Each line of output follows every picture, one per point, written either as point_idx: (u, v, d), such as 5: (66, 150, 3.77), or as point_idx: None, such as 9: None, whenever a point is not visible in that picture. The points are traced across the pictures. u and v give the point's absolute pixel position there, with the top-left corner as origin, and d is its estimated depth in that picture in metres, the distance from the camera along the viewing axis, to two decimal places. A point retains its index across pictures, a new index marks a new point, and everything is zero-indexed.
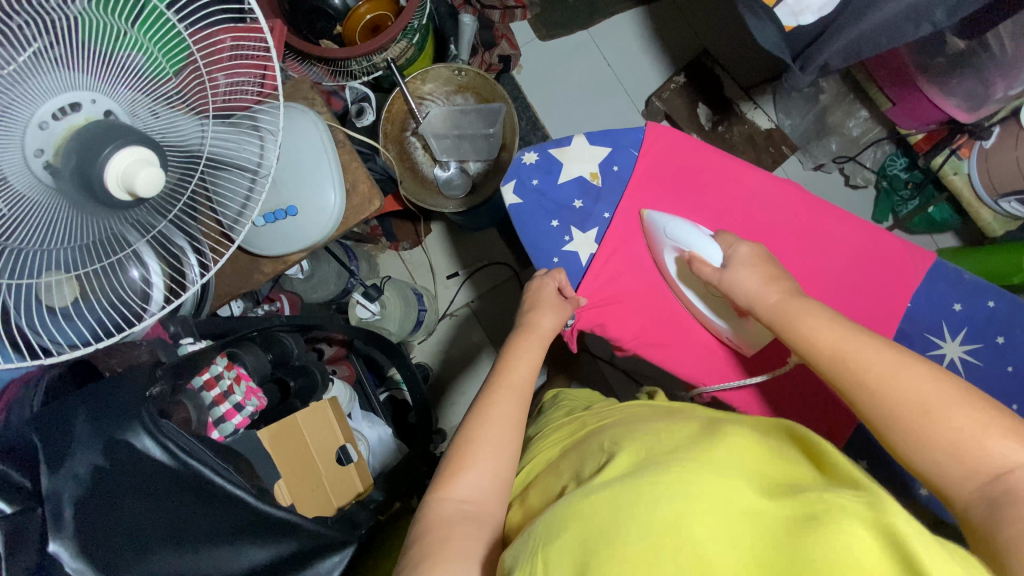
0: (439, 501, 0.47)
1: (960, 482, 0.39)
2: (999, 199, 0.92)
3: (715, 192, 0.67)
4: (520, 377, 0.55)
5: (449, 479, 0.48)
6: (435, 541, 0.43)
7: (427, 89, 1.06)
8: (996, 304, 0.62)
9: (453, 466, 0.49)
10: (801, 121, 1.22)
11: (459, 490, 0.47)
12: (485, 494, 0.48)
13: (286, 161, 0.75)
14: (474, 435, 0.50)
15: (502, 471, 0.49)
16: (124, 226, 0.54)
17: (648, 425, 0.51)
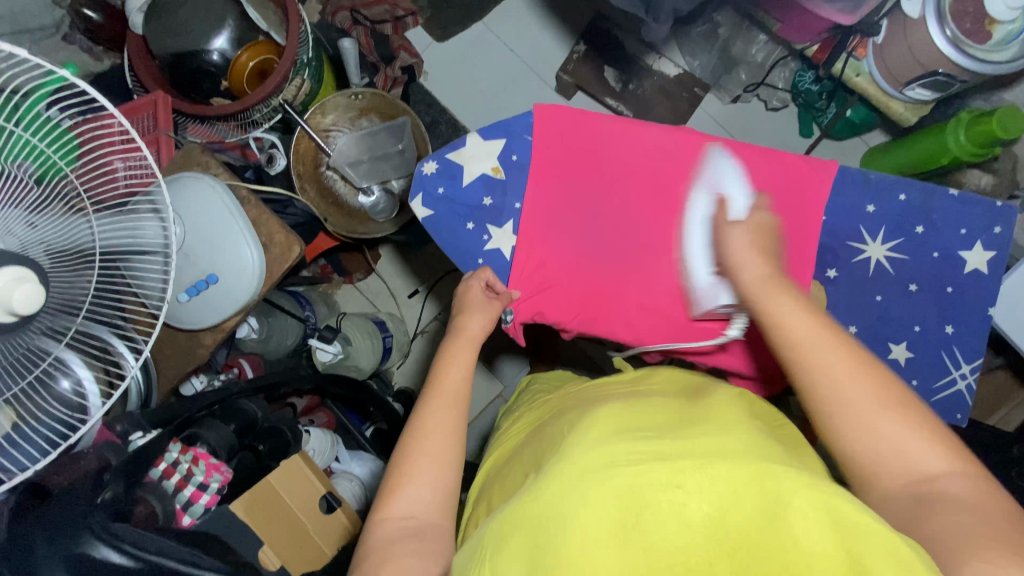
0: (380, 523, 0.49)
1: (883, 476, 0.44)
2: (905, 88, 0.94)
3: (615, 155, 0.67)
4: (456, 385, 0.56)
5: (389, 498, 0.50)
6: (377, 561, 0.46)
7: (330, 120, 1.05)
8: (908, 196, 0.63)
9: (393, 485, 0.51)
10: (707, 59, 1.23)
11: (397, 508, 0.49)
12: (426, 508, 0.49)
13: (195, 232, 0.74)
14: (412, 451, 0.52)
15: (442, 483, 0.51)
16: (36, 338, 0.54)
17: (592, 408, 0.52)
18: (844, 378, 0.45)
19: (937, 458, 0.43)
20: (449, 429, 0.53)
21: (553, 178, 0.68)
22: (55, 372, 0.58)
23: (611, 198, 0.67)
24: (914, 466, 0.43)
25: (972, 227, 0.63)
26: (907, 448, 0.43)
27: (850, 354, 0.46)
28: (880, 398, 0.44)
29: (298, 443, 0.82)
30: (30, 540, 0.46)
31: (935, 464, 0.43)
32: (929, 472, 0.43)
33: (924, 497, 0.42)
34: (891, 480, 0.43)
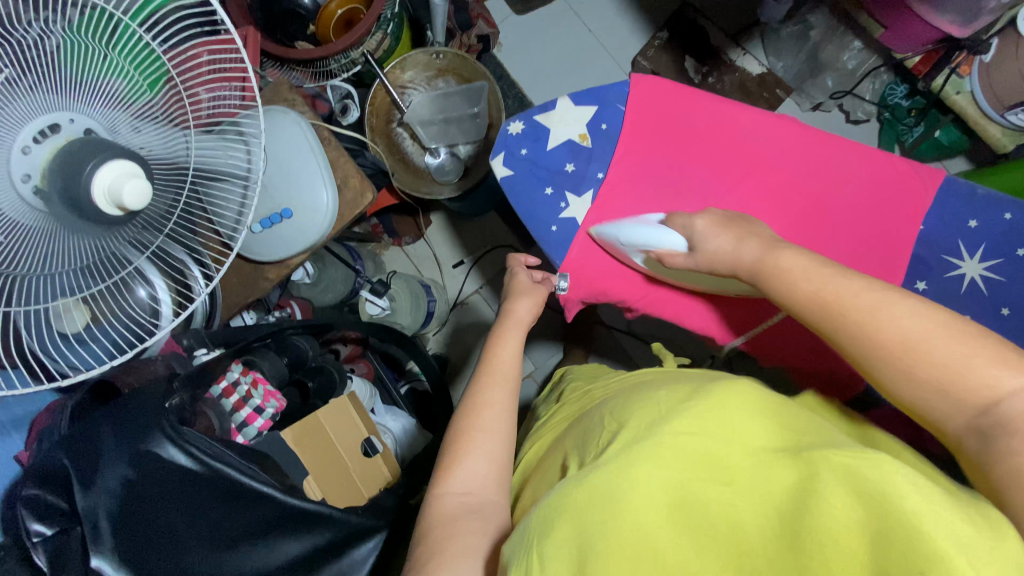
0: (440, 497, 0.48)
1: (948, 412, 0.37)
2: (1006, 112, 0.89)
3: (705, 135, 0.66)
4: (505, 362, 0.58)
5: (446, 475, 0.50)
6: (439, 536, 0.45)
7: (408, 77, 1.05)
8: (1014, 217, 0.58)
9: (449, 460, 0.51)
10: (793, 62, 1.19)
11: (457, 483, 0.49)
12: (484, 483, 0.49)
13: (276, 165, 0.75)
14: (465, 426, 0.52)
15: (497, 455, 0.51)
16: (122, 245, 0.54)
17: (647, 389, 0.52)
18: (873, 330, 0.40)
19: (1017, 377, 0.35)
20: (501, 404, 0.54)
21: (638, 151, 0.67)
22: (132, 281, 0.59)
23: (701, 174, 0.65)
24: (981, 388, 0.36)
25: None
26: (964, 366, 0.36)
27: (904, 313, 0.40)
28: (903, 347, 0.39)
29: (346, 385, 0.82)
30: (104, 427, 0.48)
31: (1011, 381, 0.35)
32: (998, 389, 0.35)
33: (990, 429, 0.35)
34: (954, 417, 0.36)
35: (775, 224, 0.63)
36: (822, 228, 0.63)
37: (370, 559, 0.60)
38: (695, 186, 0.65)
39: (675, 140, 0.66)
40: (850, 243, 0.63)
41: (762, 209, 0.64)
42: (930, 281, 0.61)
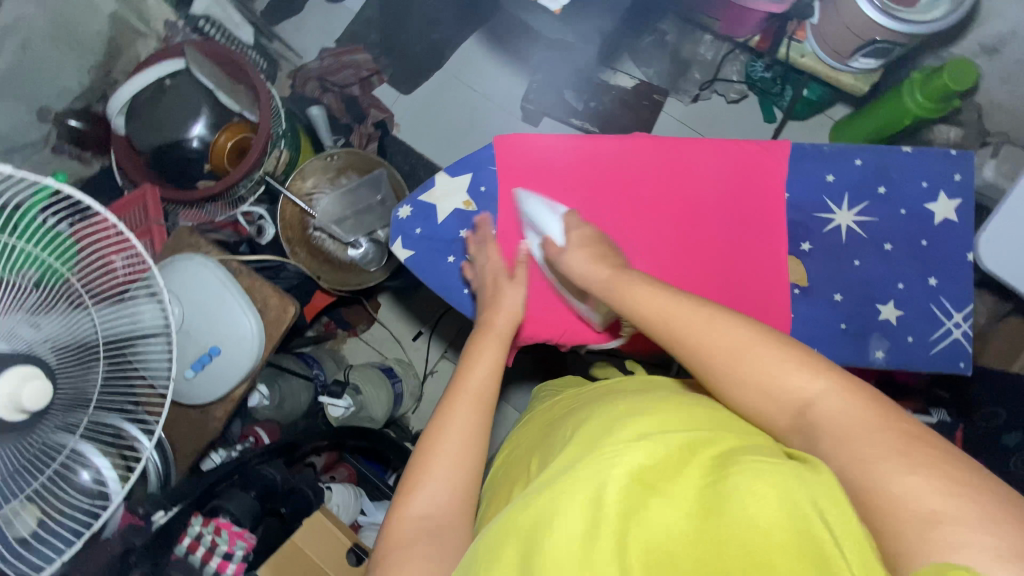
0: (403, 519, 0.48)
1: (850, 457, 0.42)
2: (850, 60, 0.95)
3: (573, 171, 0.69)
4: (479, 385, 0.55)
5: (408, 496, 0.49)
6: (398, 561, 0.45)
7: (310, 184, 1.09)
8: (863, 160, 0.65)
9: (412, 480, 0.50)
10: (661, 66, 1.28)
11: (418, 505, 0.49)
12: (446, 508, 0.49)
13: (193, 309, 0.77)
14: (433, 446, 0.51)
15: (462, 478, 0.50)
16: (50, 434, 0.56)
17: (600, 406, 0.54)
18: (771, 385, 0.46)
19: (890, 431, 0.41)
20: (471, 428, 0.52)
21: (519, 202, 0.70)
22: (72, 465, 0.59)
23: (580, 207, 0.69)
24: (877, 453, 0.41)
25: (934, 178, 0.65)
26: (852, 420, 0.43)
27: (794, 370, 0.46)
28: (806, 391, 0.45)
29: (320, 498, 0.80)
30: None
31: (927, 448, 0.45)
32: (888, 435, 0.42)
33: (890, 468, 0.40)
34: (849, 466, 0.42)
35: (657, 232, 0.67)
36: (700, 223, 0.67)
37: None
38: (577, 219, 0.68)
39: (547, 183, 0.70)
40: (731, 227, 0.66)
41: (644, 219, 0.68)
42: (812, 239, 0.65)
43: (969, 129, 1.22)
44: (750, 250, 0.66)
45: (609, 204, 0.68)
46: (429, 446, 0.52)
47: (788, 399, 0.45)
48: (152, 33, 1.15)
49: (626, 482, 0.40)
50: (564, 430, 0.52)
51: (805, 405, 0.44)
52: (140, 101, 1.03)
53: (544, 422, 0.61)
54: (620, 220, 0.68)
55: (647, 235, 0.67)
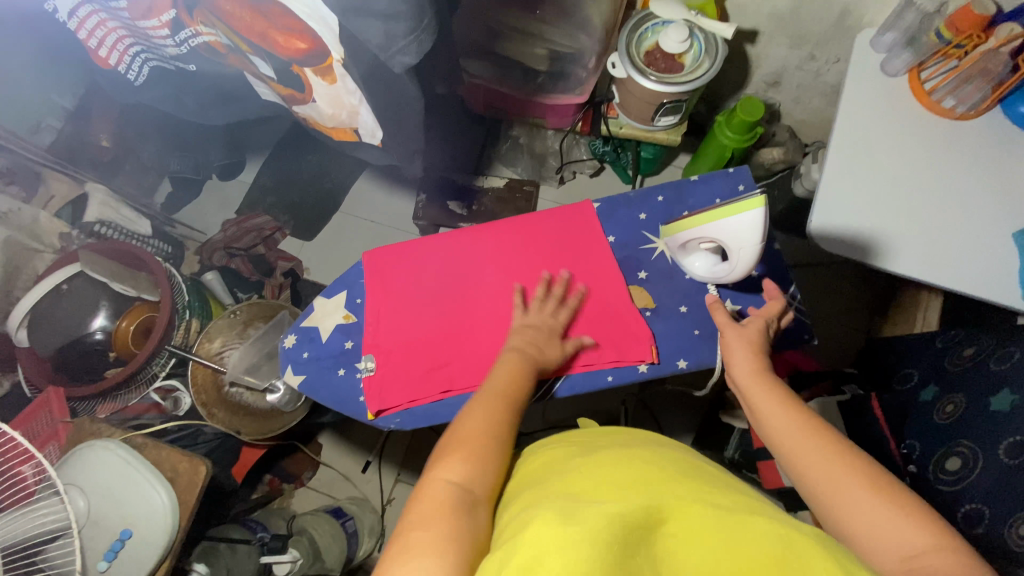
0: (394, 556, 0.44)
1: (880, 556, 0.46)
2: (654, 121, 1.14)
3: (435, 276, 0.78)
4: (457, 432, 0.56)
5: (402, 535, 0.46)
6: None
7: (219, 343, 1.13)
8: (663, 196, 0.80)
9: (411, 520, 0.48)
10: (523, 163, 1.47)
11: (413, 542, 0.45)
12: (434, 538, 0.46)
13: (99, 497, 0.76)
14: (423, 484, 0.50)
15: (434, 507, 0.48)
16: None
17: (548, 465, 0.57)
18: (837, 466, 0.52)
19: (926, 536, 0.46)
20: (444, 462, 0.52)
21: (384, 305, 0.77)
22: None
23: (435, 288, 0.77)
24: (902, 540, 0.46)
25: (724, 194, 0.79)
26: (894, 521, 0.47)
27: (860, 467, 0.52)
28: (874, 491, 0.49)
29: None
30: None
31: (921, 540, 0.46)
32: (914, 545, 0.46)
33: (913, 572, 0.44)
34: (889, 564, 0.46)
35: (504, 289, 0.77)
36: (535, 267, 0.78)
37: None
38: (427, 306, 0.76)
39: (412, 266, 0.79)
40: (565, 264, 0.77)
41: (502, 274, 0.77)
42: (646, 268, 0.78)
43: (788, 146, 1.42)
44: (566, 262, 0.78)
45: (458, 290, 0.77)
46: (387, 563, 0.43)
47: (866, 503, 0.49)
48: (49, 247, 1.22)
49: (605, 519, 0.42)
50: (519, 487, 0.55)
51: (863, 494, 0.50)
52: (41, 310, 1.07)
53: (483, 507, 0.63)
54: (484, 277, 0.77)
55: (507, 283, 0.77)
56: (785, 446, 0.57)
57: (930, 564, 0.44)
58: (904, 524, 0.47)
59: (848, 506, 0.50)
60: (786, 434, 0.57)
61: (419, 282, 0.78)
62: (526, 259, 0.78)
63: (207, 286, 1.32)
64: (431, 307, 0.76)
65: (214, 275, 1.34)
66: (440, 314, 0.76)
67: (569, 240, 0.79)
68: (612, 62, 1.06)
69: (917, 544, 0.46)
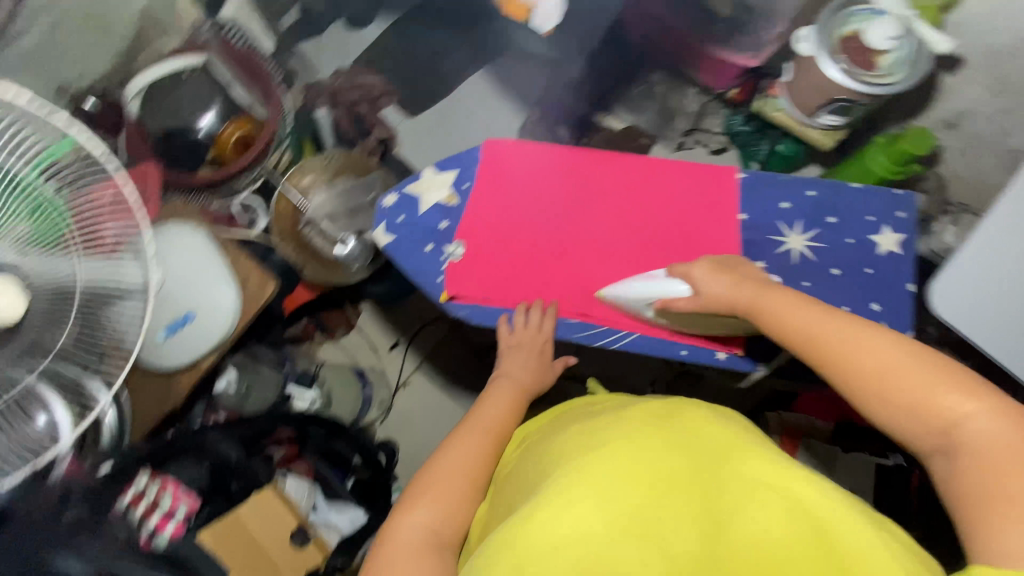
0: (398, 527, 0.51)
1: (919, 434, 0.50)
2: (815, 116, 1.04)
3: (553, 190, 0.76)
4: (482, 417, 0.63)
5: (405, 510, 0.53)
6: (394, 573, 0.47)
7: (308, 181, 1.13)
8: (816, 192, 0.73)
9: (410, 500, 0.54)
10: (649, 114, 1.38)
11: (415, 516, 0.52)
12: (438, 518, 0.52)
13: (173, 275, 0.79)
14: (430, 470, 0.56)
15: (440, 501, 0.53)
16: (13, 367, 0.59)
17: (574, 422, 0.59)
18: (865, 355, 0.52)
19: (972, 403, 0.48)
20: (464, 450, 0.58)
21: (494, 201, 0.76)
22: (30, 404, 0.61)
23: (548, 201, 0.76)
24: (945, 411, 0.48)
25: (879, 213, 0.72)
26: (936, 396, 0.49)
27: (891, 353, 0.52)
28: (927, 372, 0.50)
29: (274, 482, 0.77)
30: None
31: (963, 407, 0.48)
32: (955, 417, 0.48)
33: (952, 445, 0.47)
34: (925, 436, 0.49)
35: (616, 229, 0.74)
36: (656, 219, 0.74)
37: None
38: (535, 217, 0.76)
39: (534, 170, 0.77)
40: (687, 227, 0.73)
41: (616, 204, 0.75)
42: (767, 259, 0.71)
43: (933, 196, 1.29)
44: (688, 224, 0.73)
45: (571, 214, 0.75)
46: (400, 554, 0.49)
47: (913, 388, 0.50)
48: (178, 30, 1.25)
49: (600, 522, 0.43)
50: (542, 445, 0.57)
51: (905, 388, 0.50)
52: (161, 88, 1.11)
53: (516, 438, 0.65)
54: (598, 206, 0.75)
55: (620, 221, 0.75)
56: (807, 353, 0.56)
57: (967, 435, 0.47)
58: (949, 395, 0.49)
59: (885, 395, 0.51)
60: (812, 334, 0.56)
61: (535, 189, 0.77)
62: (650, 208, 0.75)
63: (314, 124, 1.32)
64: (539, 221, 0.75)
65: (322, 115, 1.32)
66: (546, 229, 0.75)
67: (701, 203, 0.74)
68: (800, 36, 0.97)
69: (963, 414, 0.47)
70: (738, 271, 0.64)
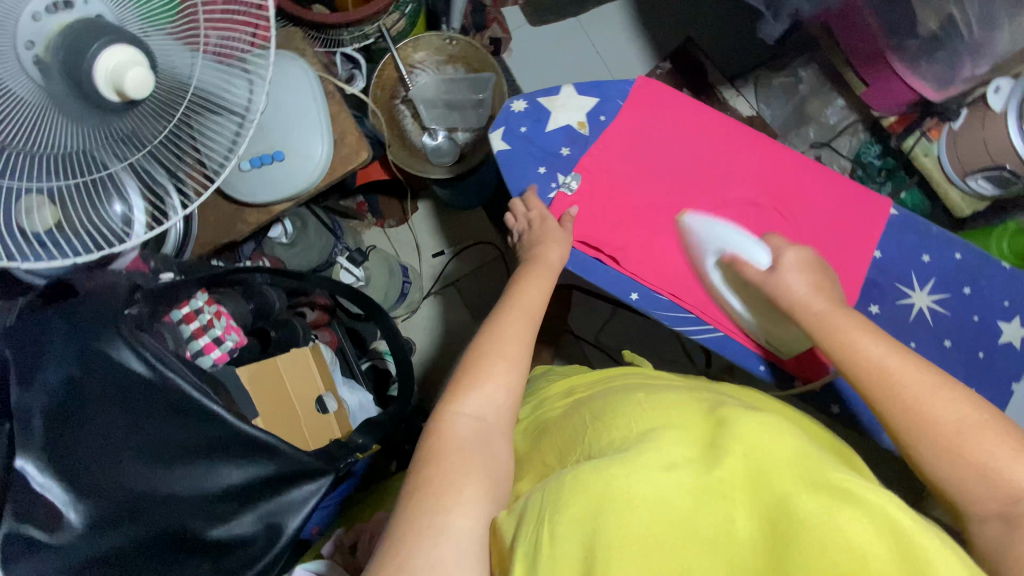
0: (448, 414, 0.49)
1: (979, 498, 0.44)
2: (966, 177, 0.95)
3: (688, 151, 0.76)
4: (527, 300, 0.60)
5: (457, 396, 0.50)
6: (441, 454, 0.45)
7: (419, 58, 1.07)
8: (962, 256, 0.71)
9: (461, 384, 0.52)
10: (780, 110, 1.25)
11: (467, 405, 0.50)
12: (492, 409, 0.50)
13: (273, 108, 0.75)
14: (480, 353, 0.54)
15: (492, 393, 0.51)
16: (102, 148, 0.55)
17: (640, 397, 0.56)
18: (932, 404, 0.47)
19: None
20: (515, 337, 0.56)
21: (627, 142, 0.75)
22: (108, 188, 0.59)
23: (681, 159, 0.75)
24: (1009, 481, 0.43)
25: (1015, 302, 0.70)
26: (1000, 460, 0.44)
27: (961, 405, 0.47)
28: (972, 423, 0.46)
29: (308, 343, 0.80)
30: (39, 307, 0.52)
31: None
32: (1018, 486, 0.42)
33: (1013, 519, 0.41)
34: (983, 503, 0.43)
35: (740, 208, 0.74)
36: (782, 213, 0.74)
37: (310, 502, 0.54)
38: (665, 170, 0.75)
39: (675, 126, 0.76)
40: (813, 231, 0.73)
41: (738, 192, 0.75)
42: (882, 305, 0.71)
43: None
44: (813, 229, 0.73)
45: (699, 179, 0.75)
46: (450, 438, 0.47)
47: (973, 445, 0.45)
48: None
49: (666, 480, 0.39)
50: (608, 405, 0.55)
51: (951, 434, 0.46)
52: None
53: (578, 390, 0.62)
54: (727, 182, 0.75)
55: (747, 201, 0.74)
56: (869, 381, 0.51)
57: None
58: (1021, 468, 0.43)
59: (945, 446, 0.46)
60: (876, 369, 0.51)
61: (671, 144, 0.76)
62: (779, 201, 0.74)
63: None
64: (665, 175, 0.75)
65: None
66: (671, 186, 0.75)
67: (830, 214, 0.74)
68: (996, 87, 0.89)
69: None
70: (829, 286, 0.61)
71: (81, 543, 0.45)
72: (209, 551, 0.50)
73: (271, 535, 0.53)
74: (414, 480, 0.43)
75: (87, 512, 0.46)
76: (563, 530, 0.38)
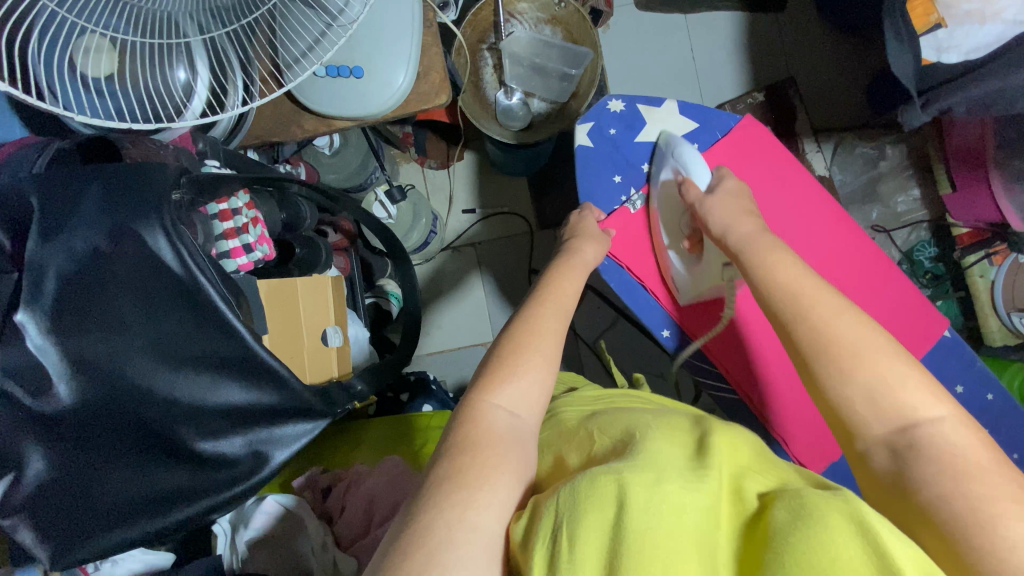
0: (483, 409, 0.47)
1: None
2: (1013, 312, 0.94)
3: (770, 197, 0.81)
4: (565, 299, 0.58)
5: (493, 387, 0.49)
6: (476, 450, 0.44)
7: (520, 8, 1.01)
8: (993, 397, 0.76)
9: (496, 375, 0.50)
10: (852, 180, 1.21)
11: (502, 400, 0.48)
12: (526, 408, 0.49)
13: (367, 20, 0.70)
14: (518, 346, 0.52)
15: (524, 390, 0.49)
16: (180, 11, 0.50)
17: (663, 414, 0.52)
18: (829, 330, 0.45)
19: (940, 408, 0.40)
20: (554, 337, 0.54)
21: (714, 169, 0.82)
22: (175, 56, 0.55)
23: (760, 201, 0.81)
24: (905, 405, 0.40)
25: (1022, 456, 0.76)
26: (900, 389, 0.41)
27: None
28: (863, 347, 0.44)
29: (327, 270, 0.77)
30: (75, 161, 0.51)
31: (933, 410, 0.40)
32: (918, 414, 0.40)
33: (904, 445, 0.39)
34: (879, 428, 0.41)
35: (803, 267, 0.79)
36: (841, 287, 0.78)
37: (305, 436, 0.53)
38: None
39: (765, 172, 0.82)
40: (860, 314, 0.78)
41: (801, 256, 0.79)
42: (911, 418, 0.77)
43: None
44: (860, 308, 0.78)
45: (769, 226, 0.80)
46: (483, 431, 0.45)
47: (876, 369, 0.42)
48: None
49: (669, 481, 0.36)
50: (634, 414, 0.51)
51: (869, 368, 0.42)
52: None
53: (603, 401, 0.59)
54: (796, 238, 0.80)
55: (811, 262, 0.79)
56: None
57: (926, 437, 0.39)
58: (913, 393, 0.41)
59: (847, 370, 0.43)
60: (790, 298, 0.50)
61: (756, 186, 0.82)
62: (843, 274, 0.79)
63: None
64: None
65: None
66: None
67: (882, 302, 0.78)
68: None
69: (924, 415, 0.40)
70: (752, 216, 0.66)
71: (66, 416, 0.44)
72: (195, 461, 0.49)
73: (257, 463, 0.52)
74: (444, 473, 0.42)
75: (80, 390, 0.44)
76: (584, 541, 0.34)
